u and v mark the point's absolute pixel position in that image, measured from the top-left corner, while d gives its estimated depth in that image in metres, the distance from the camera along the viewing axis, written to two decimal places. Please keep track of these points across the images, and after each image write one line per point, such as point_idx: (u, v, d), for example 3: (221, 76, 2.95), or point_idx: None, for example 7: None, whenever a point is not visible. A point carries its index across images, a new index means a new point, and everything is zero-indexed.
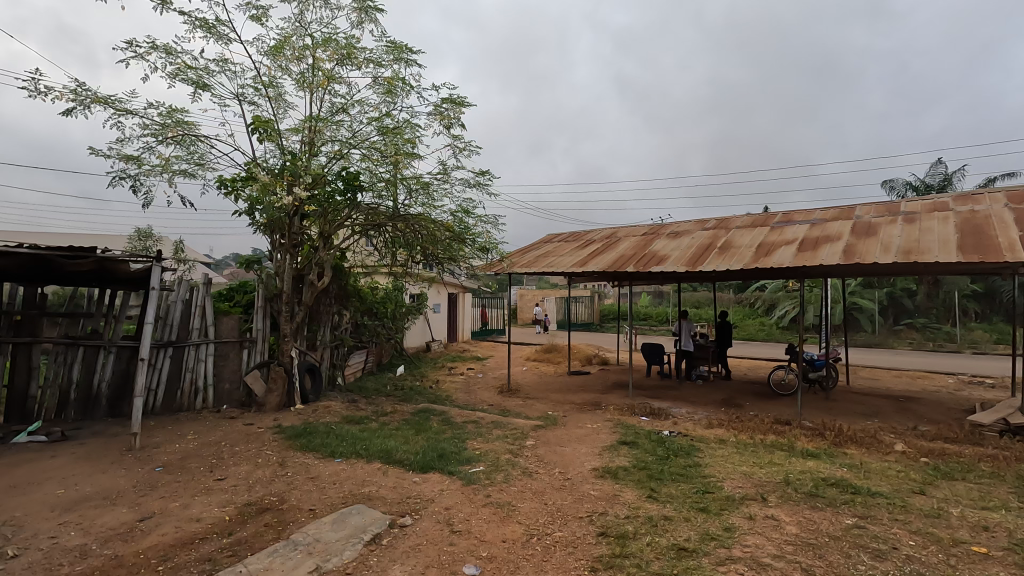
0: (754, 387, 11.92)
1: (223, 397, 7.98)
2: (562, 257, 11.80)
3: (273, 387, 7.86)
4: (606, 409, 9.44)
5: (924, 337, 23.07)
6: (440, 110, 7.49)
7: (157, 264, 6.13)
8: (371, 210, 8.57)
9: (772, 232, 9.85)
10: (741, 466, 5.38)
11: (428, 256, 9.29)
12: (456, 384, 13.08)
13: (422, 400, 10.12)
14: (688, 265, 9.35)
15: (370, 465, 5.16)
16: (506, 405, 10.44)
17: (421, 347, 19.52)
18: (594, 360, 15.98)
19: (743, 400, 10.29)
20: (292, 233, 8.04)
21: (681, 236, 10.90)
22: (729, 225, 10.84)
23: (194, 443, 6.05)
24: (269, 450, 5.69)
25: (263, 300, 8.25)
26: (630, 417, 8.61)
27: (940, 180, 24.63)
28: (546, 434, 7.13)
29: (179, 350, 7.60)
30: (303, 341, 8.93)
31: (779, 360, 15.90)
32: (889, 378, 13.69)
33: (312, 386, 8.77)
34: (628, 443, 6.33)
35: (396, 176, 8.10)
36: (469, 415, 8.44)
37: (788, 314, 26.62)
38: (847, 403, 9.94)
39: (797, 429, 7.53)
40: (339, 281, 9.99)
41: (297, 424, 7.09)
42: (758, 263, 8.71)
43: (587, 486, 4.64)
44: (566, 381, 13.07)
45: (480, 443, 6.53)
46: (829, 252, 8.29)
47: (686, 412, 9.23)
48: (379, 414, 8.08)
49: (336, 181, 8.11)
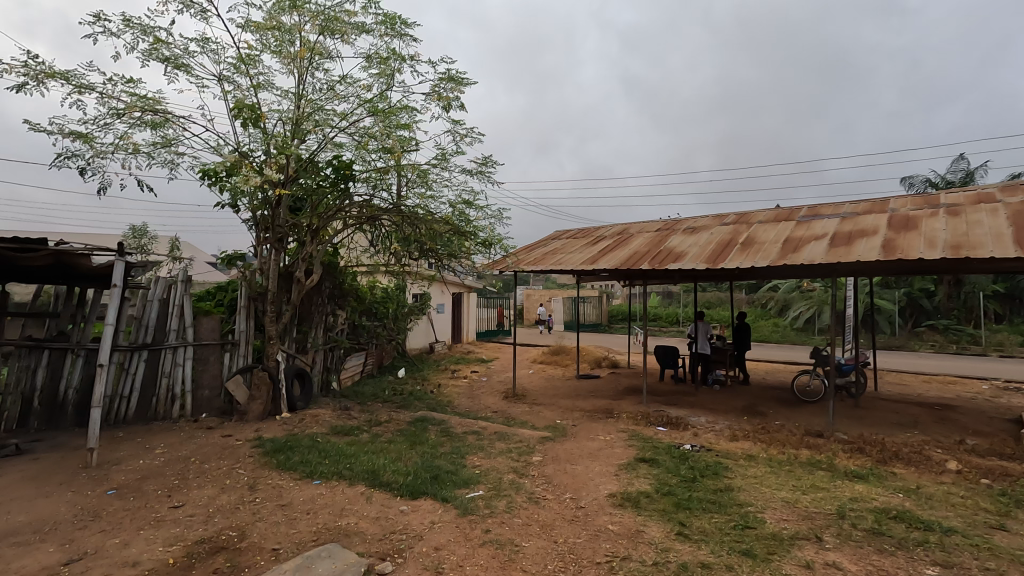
0: (776, 392, 11.17)
1: (202, 406, 7.29)
2: (571, 254, 11.09)
3: (257, 394, 7.21)
4: (619, 418, 8.73)
5: (946, 339, 22.16)
6: (437, 90, 6.85)
7: (121, 259, 5.50)
8: (365, 202, 7.92)
9: (799, 227, 9.09)
10: (780, 491, 4.66)
11: (427, 254, 8.60)
12: (459, 388, 12.40)
13: (421, 406, 9.46)
14: (708, 262, 8.61)
15: (352, 488, 4.48)
16: (511, 412, 9.75)
17: (423, 348, 18.89)
18: (604, 363, 15.24)
19: (766, 408, 9.55)
20: (278, 228, 7.41)
21: (698, 232, 10.17)
22: (750, 220, 10.10)
23: (160, 459, 5.40)
24: (241, 468, 5.03)
25: (246, 299, 7.55)
26: (646, 427, 7.91)
27: (963, 176, 23.67)
28: (555, 448, 6.42)
29: (154, 353, 6.96)
30: (292, 344, 8.29)
31: (799, 364, 15.11)
32: (918, 383, 12.89)
33: (301, 392, 8.11)
34: (648, 461, 5.62)
35: (391, 165, 7.46)
36: (471, 425, 7.75)
37: (803, 315, 25.76)
38: (880, 412, 9.18)
39: (833, 444, 6.79)
40: (333, 280, 9.34)
41: (280, 436, 6.44)
42: (786, 259, 7.95)
43: (604, 518, 3.95)
44: (575, 386, 12.36)
45: (481, 459, 5.85)
46: (865, 247, 7.54)
47: (705, 421, 8.52)
48: (372, 424, 7.42)
49: (326, 170, 7.47)
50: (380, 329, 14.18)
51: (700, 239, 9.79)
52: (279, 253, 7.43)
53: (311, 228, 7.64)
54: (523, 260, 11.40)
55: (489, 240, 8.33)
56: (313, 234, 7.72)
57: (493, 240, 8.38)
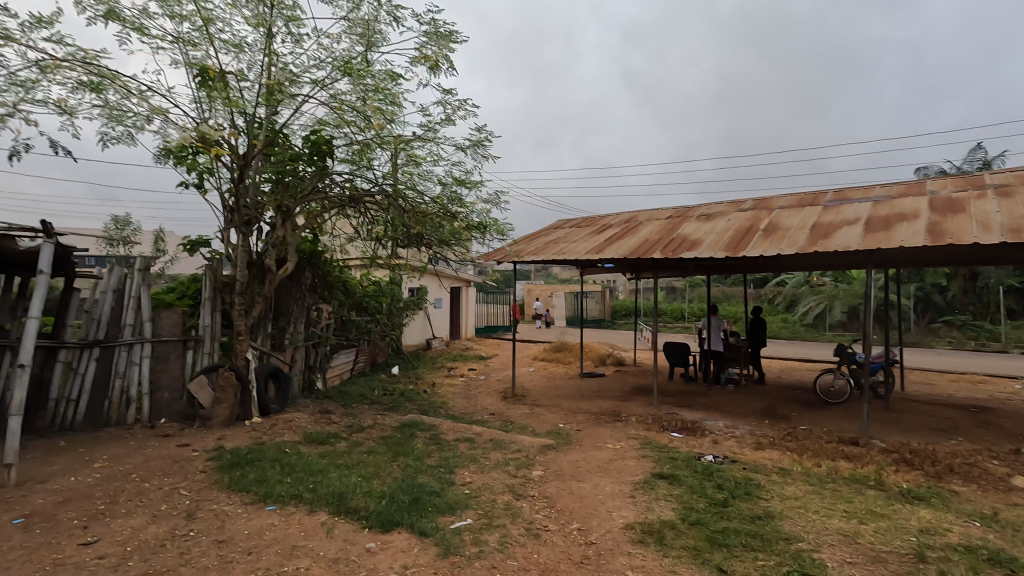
0: (797, 393, 10.36)
1: (161, 410, 6.43)
2: (575, 243, 10.29)
3: (221, 397, 6.37)
4: (628, 423, 7.94)
5: (964, 335, 21.30)
6: (423, 49, 6.09)
7: (48, 241, 4.71)
8: (347, 182, 7.12)
9: (827, 211, 8.25)
10: (833, 519, 3.85)
11: (415, 245, 7.74)
12: (455, 388, 11.61)
13: (412, 409, 8.69)
14: (727, 250, 7.80)
15: (311, 517, 3.67)
16: (510, 414, 8.98)
17: (420, 345, 18.14)
18: (609, 360, 14.43)
19: (788, 411, 8.74)
20: (245, 210, 6.58)
21: (713, 219, 9.33)
22: (771, 206, 9.28)
23: (95, 475, 4.60)
24: (185, 490, 4.22)
25: (211, 290, 6.68)
26: (659, 434, 7.13)
27: (982, 164, 22.70)
28: (559, 460, 5.60)
29: (106, 349, 6.13)
30: (267, 342, 7.49)
31: (815, 363, 14.31)
32: (944, 382, 12.09)
33: (276, 395, 7.30)
34: (667, 477, 4.82)
35: (374, 139, 6.66)
36: (464, 431, 6.94)
37: (812, 311, 24.96)
38: (916, 416, 8.36)
39: (874, 455, 5.98)
40: (315, 271, 8.53)
41: (244, 446, 5.63)
42: (817, 245, 7.11)
43: (621, 561, 3.14)
44: (579, 385, 11.57)
45: (473, 475, 5.03)
46: (908, 231, 6.71)
47: (724, 426, 7.73)
48: (353, 431, 6.64)
49: (302, 146, 6.69)
50: (372, 325, 13.39)
51: (716, 226, 8.95)
52: (248, 239, 6.60)
53: (284, 211, 6.82)
54: (523, 251, 10.51)
55: (484, 226, 7.49)
56: (284, 219, 6.86)
57: (490, 226, 7.55)
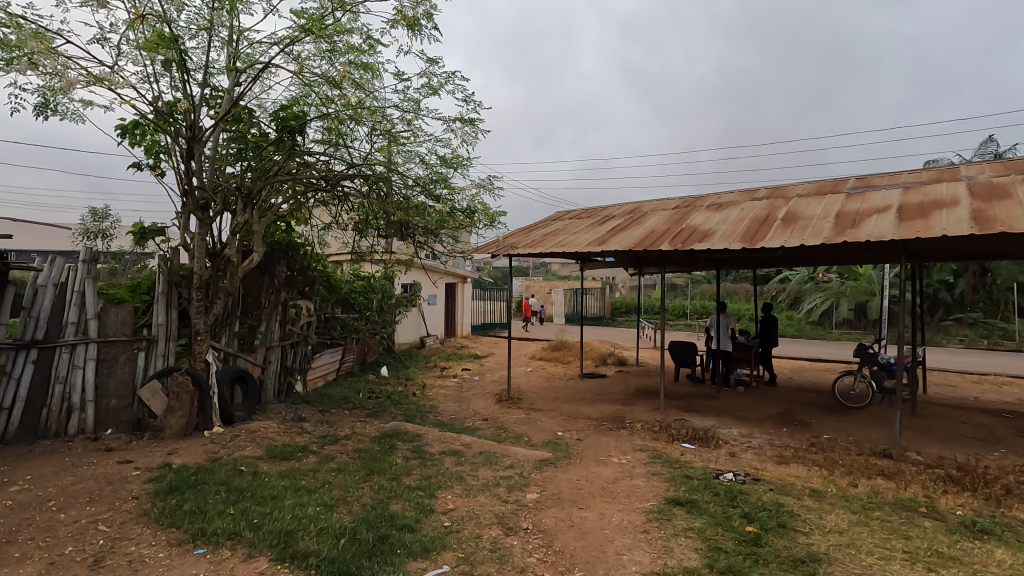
0: (813, 397, 9.65)
1: (108, 419, 5.66)
2: (575, 235, 9.56)
3: (175, 405, 5.63)
4: (633, 431, 7.21)
5: (977, 334, 20.58)
6: (402, 8, 5.36)
7: None
8: (321, 164, 6.39)
9: (852, 199, 7.52)
10: (894, 565, 3.13)
11: (399, 234, 7.00)
12: (447, 390, 10.89)
13: (397, 415, 7.96)
14: (743, 241, 7.07)
15: (248, 566, 2.94)
16: (504, 420, 8.26)
17: (413, 343, 17.41)
18: (611, 360, 13.71)
19: (807, 418, 8.03)
20: (200, 194, 5.66)
21: (725, 208, 8.60)
22: (788, 194, 8.55)
23: (5, 502, 3.86)
24: (104, 524, 3.49)
25: (167, 284, 5.93)
26: (668, 445, 6.41)
27: (995, 150, 21.69)
28: (557, 480, 4.87)
29: (45, 351, 5.34)
30: (234, 341, 6.76)
31: (827, 364, 13.59)
32: (967, 384, 11.39)
33: (242, 401, 6.57)
34: (685, 504, 4.11)
35: (350, 113, 5.94)
36: (451, 443, 6.21)
37: (818, 308, 24.26)
38: (947, 422, 7.65)
39: (915, 473, 5.27)
40: (290, 263, 7.80)
41: (196, 463, 4.90)
42: (845, 235, 6.38)
43: None
44: (579, 387, 10.85)
45: (456, 500, 4.30)
46: (948, 219, 6.00)
47: (738, 435, 7.02)
48: (327, 442, 5.91)
49: (269, 122, 5.97)
50: (361, 323, 12.68)
51: (729, 215, 8.21)
52: (206, 227, 5.81)
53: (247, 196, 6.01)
54: (519, 243, 9.75)
55: (474, 212, 6.78)
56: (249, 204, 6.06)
57: (481, 212, 6.83)
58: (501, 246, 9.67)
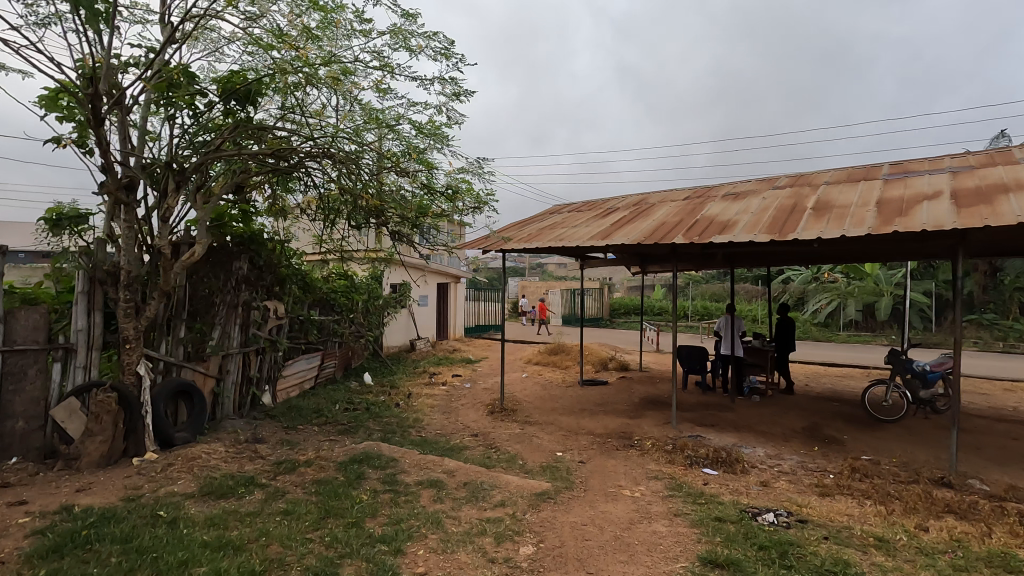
0: (838, 407, 8.74)
1: (12, 446, 4.55)
2: (574, 229, 8.61)
3: (94, 428, 4.63)
4: (644, 453, 6.27)
5: (991, 336, 19.70)
6: None
7: None
8: (278, 140, 5.44)
9: (890, 186, 6.62)
10: None
11: (369, 223, 6.09)
12: (434, 400, 9.91)
13: (374, 432, 7.00)
14: (770, 233, 6.11)
15: None
16: (495, 437, 7.30)
17: (402, 347, 16.44)
18: (612, 365, 12.76)
19: (838, 434, 7.11)
20: (123, 170, 4.65)
21: (744, 198, 7.67)
22: (813, 182, 7.64)
23: None
24: None
25: (89, 281, 4.93)
26: (686, 472, 5.48)
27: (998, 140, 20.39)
28: (556, 525, 3.92)
29: None
30: (178, 349, 5.80)
31: (844, 371, 12.70)
32: (1000, 392, 10.50)
33: (187, 420, 5.58)
34: (727, 567, 3.17)
35: (310, 78, 4.99)
36: (430, 470, 5.24)
37: (823, 309, 23.40)
38: (999, 439, 6.75)
39: (993, 511, 4.34)
40: (250, 258, 6.84)
41: (108, 504, 3.92)
42: (894, 224, 5.45)
43: None
44: (579, 396, 9.90)
45: (430, 558, 3.34)
46: (1018, 204, 5.09)
47: (765, 457, 6.09)
48: (282, 471, 4.95)
49: (212, 88, 5.00)
50: (343, 326, 11.69)
51: (749, 205, 7.27)
52: (134, 212, 4.81)
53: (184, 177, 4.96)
54: (512, 238, 8.76)
55: (455, 195, 5.90)
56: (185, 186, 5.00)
57: (463, 194, 5.97)
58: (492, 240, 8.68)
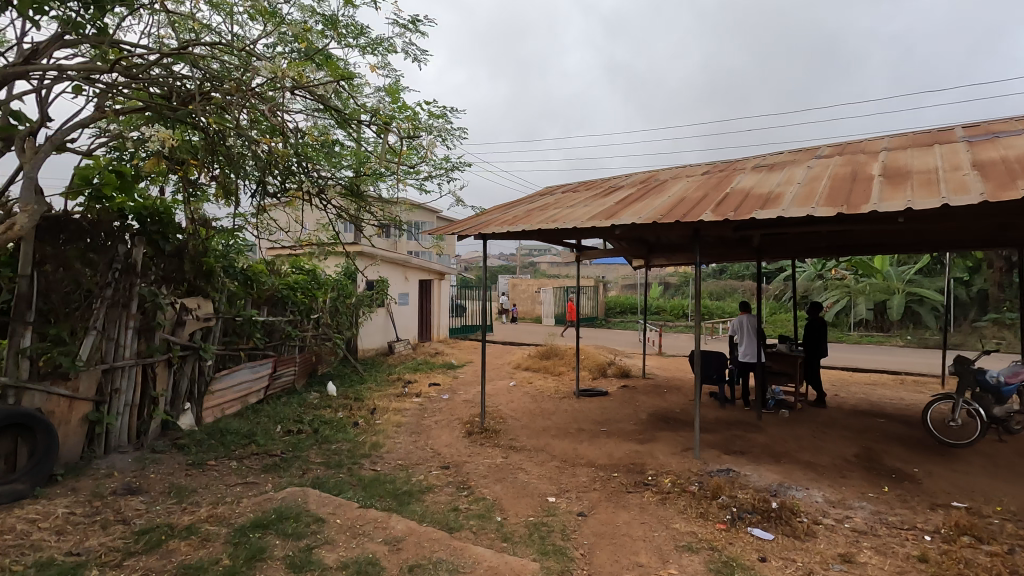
0: (889, 428, 7.20)
1: None
2: (568, 209, 7.06)
3: None
4: (664, 499, 4.69)
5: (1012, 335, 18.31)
6: None
7: None
8: (142, 67, 3.99)
9: (981, 147, 5.11)
10: None
11: (289, 186, 4.72)
12: (403, 416, 8.30)
13: (311, 469, 5.37)
14: (823, 204, 4.62)
15: None
16: (470, 470, 5.70)
17: (377, 350, 14.77)
18: (611, 372, 11.18)
19: (910, 469, 5.56)
20: None
21: (781, 169, 6.14)
22: (870, 149, 6.11)
23: None
24: None
25: None
26: (731, 535, 3.91)
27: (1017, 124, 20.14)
28: None
29: None
30: (23, 363, 4.31)
31: (876, 379, 11.19)
32: None
33: (24, 465, 3.95)
34: None
35: None
36: (366, 540, 3.63)
37: (831, 308, 21.96)
38: None
39: None
40: (146, 236, 5.34)
41: None
42: (1010, 188, 3.94)
43: None
44: (576, 412, 8.30)
45: None
46: None
47: (829, 506, 4.54)
48: (140, 547, 3.33)
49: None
50: (300, 328, 10.02)
51: (791, 176, 5.75)
52: None
53: None
54: (493, 220, 7.26)
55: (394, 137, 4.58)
56: None
57: (402, 133, 4.66)
58: (468, 224, 7.21)
